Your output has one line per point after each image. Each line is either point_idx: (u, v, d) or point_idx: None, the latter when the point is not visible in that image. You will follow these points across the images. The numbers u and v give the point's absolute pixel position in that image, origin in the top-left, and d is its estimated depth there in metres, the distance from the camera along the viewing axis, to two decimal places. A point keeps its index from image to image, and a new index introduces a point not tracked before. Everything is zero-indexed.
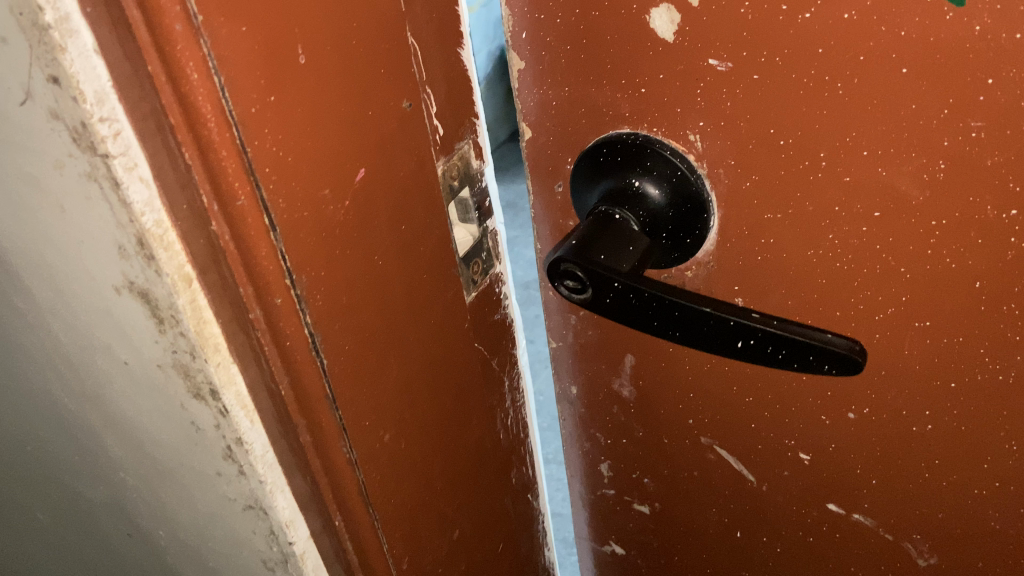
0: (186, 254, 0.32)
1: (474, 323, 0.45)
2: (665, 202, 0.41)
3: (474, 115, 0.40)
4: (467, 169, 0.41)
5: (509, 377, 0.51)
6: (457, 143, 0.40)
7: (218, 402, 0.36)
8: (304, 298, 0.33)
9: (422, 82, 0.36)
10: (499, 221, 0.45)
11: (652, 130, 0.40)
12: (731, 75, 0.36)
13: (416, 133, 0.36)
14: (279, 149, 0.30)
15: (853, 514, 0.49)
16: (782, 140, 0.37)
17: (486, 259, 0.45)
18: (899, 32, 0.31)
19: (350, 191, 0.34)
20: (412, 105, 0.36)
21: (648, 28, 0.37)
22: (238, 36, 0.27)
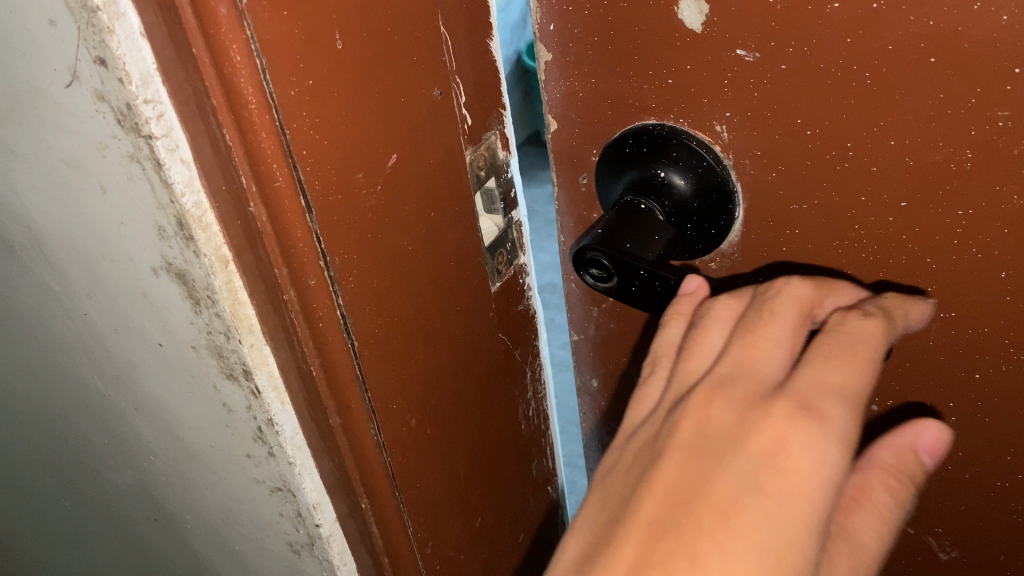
0: (223, 235, 0.33)
1: (498, 312, 0.45)
2: (690, 192, 0.42)
3: (501, 106, 0.41)
4: (494, 159, 0.42)
5: (531, 369, 0.51)
6: (485, 133, 0.40)
7: (250, 382, 0.37)
8: (337, 280, 0.33)
9: (452, 71, 0.36)
10: (523, 211, 0.46)
11: (678, 121, 0.41)
12: (758, 66, 0.37)
13: (447, 121, 0.37)
14: (316, 133, 0.30)
15: None
16: (809, 130, 0.37)
17: (511, 250, 0.45)
18: (927, 22, 0.32)
19: (382, 176, 0.34)
20: (443, 94, 0.36)
21: (676, 19, 0.38)
22: (280, 20, 0.27)
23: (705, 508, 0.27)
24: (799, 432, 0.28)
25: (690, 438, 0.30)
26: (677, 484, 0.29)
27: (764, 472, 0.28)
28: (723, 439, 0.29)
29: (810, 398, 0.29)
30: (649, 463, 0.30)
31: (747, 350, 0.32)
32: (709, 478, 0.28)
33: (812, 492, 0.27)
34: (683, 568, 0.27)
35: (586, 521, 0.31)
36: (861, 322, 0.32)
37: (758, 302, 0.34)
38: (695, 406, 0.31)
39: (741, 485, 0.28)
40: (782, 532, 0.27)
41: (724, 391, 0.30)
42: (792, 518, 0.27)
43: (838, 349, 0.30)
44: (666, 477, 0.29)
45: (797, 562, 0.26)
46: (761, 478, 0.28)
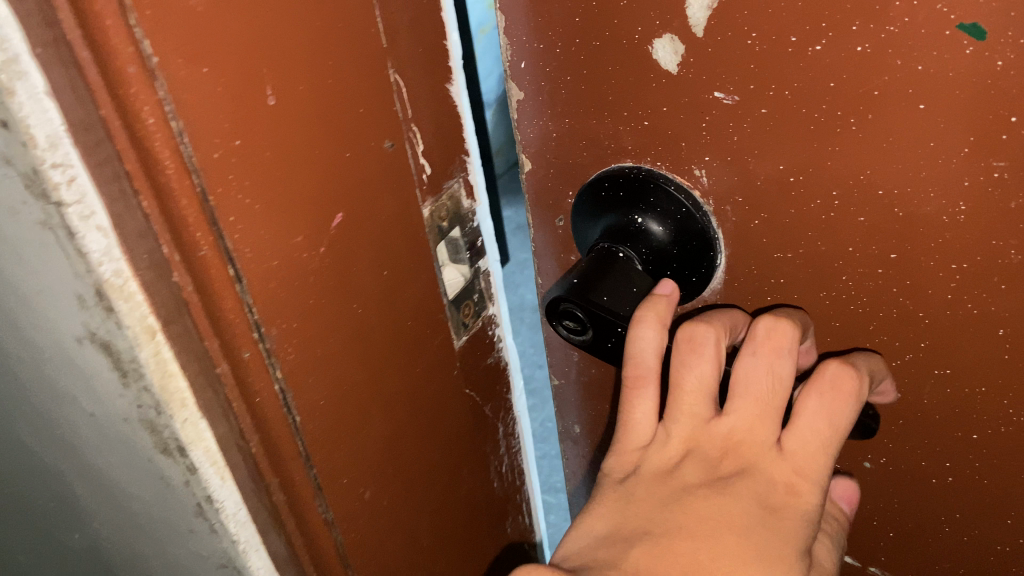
0: (149, 305, 0.29)
1: (464, 370, 0.44)
2: (668, 239, 0.39)
3: (465, 152, 0.39)
4: (458, 210, 0.40)
5: (504, 423, 0.50)
6: (447, 182, 0.39)
7: (186, 458, 0.35)
8: (273, 352, 0.32)
9: (406, 120, 0.34)
10: (493, 259, 0.44)
11: (656, 164, 0.39)
12: (737, 109, 0.35)
13: (403, 174, 0.35)
14: (246, 196, 0.29)
15: (870, 566, 0.46)
16: (793, 177, 0.35)
17: (478, 301, 0.44)
18: (916, 66, 0.30)
19: (328, 236, 0.33)
20: (395, 145, 0.34)
21: (650, 59, 0.35)
22: (200, 77, 0.25)
23: (722, 534, 0.33)
24: (795, 488, 0.34)
25: (711, 479, 0.35)
26: (699, 513, 0.34)
27: (771, 511, 0.33)
28: (741, 487, 0.34)
29: (803, 461, 0.34)
30: (673, 487, 0.35)
31: (755, 415, 0.35)
32: (727, 509, 0.33)
33: (801, 526, 0.33)
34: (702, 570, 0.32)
35: (610, 508, 0.37)
36: (841, 383, 0.34)
37: (756, 364, 0.35)
38: (716, 455, 0.35)
39: (753, 520, 0.33)
40: (785, 552, 0.32)
41: (740, 450, 0.35)
42: (788, 545, 0.32)
43: (830, 416, 0.34)
44: (692, 501, 0.34)
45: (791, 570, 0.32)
46: (768, 519, 0.33)
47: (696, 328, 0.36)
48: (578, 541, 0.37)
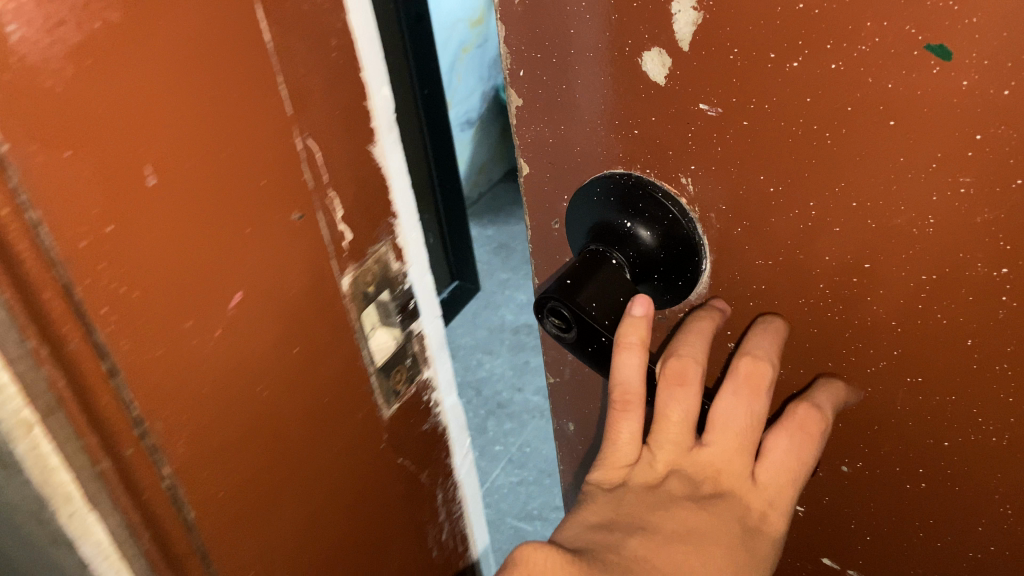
0: (23, 401, 0.30)
1: (391, 437, 0.49)
2: (655, 244, 0.41)
3: (391, 216, 0.43)
4: (386, 273, 0.44)
5: (442, 489, 0.56)
6: (372, 246, 0.43)
7: (78, 550, 0.35)
8: (157, 446, 0.33)
9: (315, 190, 0.38)
10: (424, 325, 0.49)
11: (645, 171, 0.40)
12: (721, 121, 0.36)
13: (314, 239, 0.38)
14: (119, 285, 0.30)
15: (848, 570, 0.47)
16: (772, 187, 0.37)
17: (411, 365, 0.48)
18: (886, 84, 0.31)
19: (224, 318, 0.35)
20: (304, 216, 0.37)
21: (639, 71, 0.37)
22: (62, 161, 0.26)
23: (712, 544, 0.36)
24: (769, 514, 0.37)
25: (698, 497, 0.37)
26: (692, 522, 0.36)
27: (749, 533, 0.37)
28: (725, 508, 0.37)
29: (775, 493, 0.37)
30: (663, 500, 0.37)
31: (734, 449, 0.37)
32: (714, 524, 0.36)
33: (771, 549, 0.37)
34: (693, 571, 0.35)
35: (603, 508, 0.38)
36: (807, 421, 0.38)
37: (730, 405, 0.38)
38: (702, 478, 0.37)
39: (736, 537, 0.36)
40: (758, 565, 0.36)
41: (721, 476, 0.37)
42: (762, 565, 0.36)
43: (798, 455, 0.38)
44: (682, 512, 0.36)
45: None
46: (748, 539, 0.36)
47: (676, 361, 0.38)
48: (571, 533, 0.38)
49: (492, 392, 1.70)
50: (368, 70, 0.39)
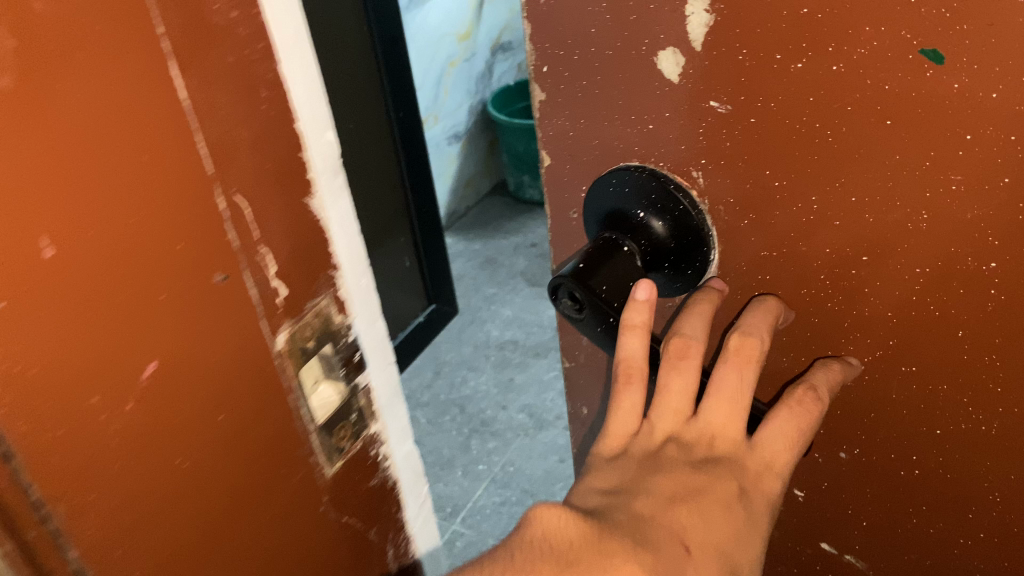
0: None
1: (335, 492, 0.54)
2: (666, 234, 0.44)
3: (331, 272, 0.49)
4: (327, 327, 0.50)
5: (392, 539, 0.62)
6: (312, 300, 0.48)
7: None
8: (60, 521, 0.36)
9: (238, 251, 0.42)
10: (371, 376, 0.55)
11: (659, 164, 0.43)
12: (730, 117, 0.38)
13: (240, 296, 0.43)
14: (21, 365, 0.33)
15: (845, 555, 0.49)
16: (777, 182, 0.39)
17: (358, 417, 0.55)
18: (883, 85, 0.33)
19: (136, 387, 0.38)
20: (227, 277, 0.41)
21: (655, 69, 0.39)
22: None
23: (710, 501, 0.37)
24: (766, 478, 0.39)
25: (696, 459, 0.39)
26: (690, 481, 0.37)
27: (747, 494, 0.38)
28: (723, 468, 0.38)
29: (771, 458, 0.39)
30: (662, 462, 0.39)
31: (730, 417, 0.40)
32: (713, 481, 0.38)
33: (768, 514, 0.38)
34: (696, 523, 0.36)
35: (605, 476, 0.39)
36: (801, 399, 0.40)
37: (727, 375, 0.40)
38: (699, 442, 0.39)
39: (734, 495, 0.37)
40: (755, 526, 0.37)
41: (719, 442, 0.39)
42: (758, 526, 0.37)
43: (791, 427, 0.40)
44: (681, 472, 0.38)
45: (759, 550, 0.37)
46: (746, 500, 0.38)
47: (681, 338, 0.41)
48: (577, 497, 0.39)
49: (477, 411, 1.80)
50: (305, 123, 0.44)
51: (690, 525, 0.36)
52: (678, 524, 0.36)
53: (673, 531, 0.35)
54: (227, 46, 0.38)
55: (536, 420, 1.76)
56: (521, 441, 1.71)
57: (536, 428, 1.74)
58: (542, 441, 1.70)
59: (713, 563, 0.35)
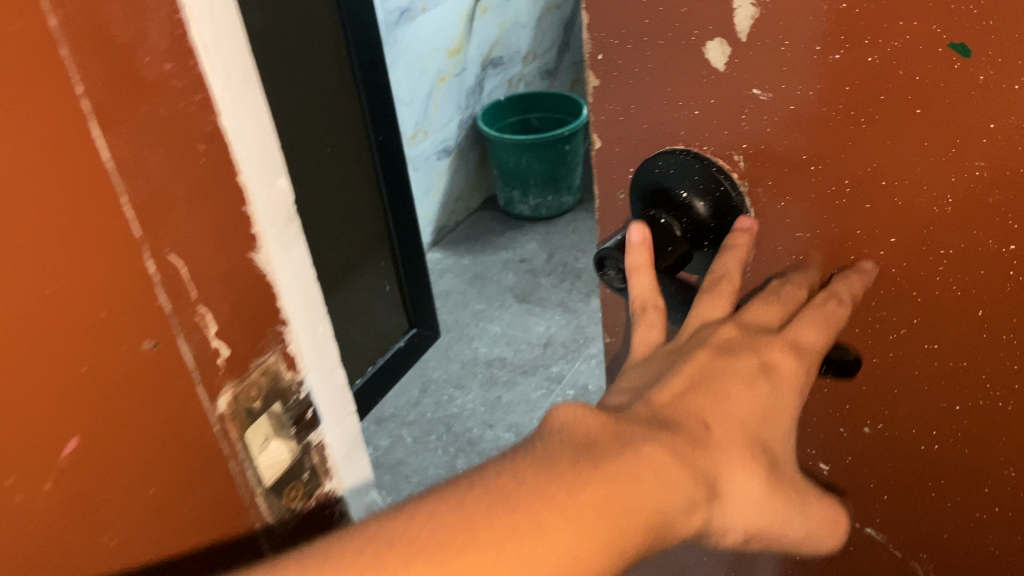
0: None
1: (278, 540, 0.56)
2: (708, 214, 0.47)
3: (280, 329, 0.50)
4: (276, 385, 0.52)
5: None
6: (261, 356, 0.50)
7: None
8: None
9: (170, 314, 0.42)
10: (321, 434, 0.57)
11: (703, 148, 0.45)
12: (771, 104, 0.41)
13: (175, 359, 0.44)
14: None
15: (866, 528, 0.52)
16: (813, 166, 0.42)
17: (304, 474, 0.57)
18: (914, 77, 0.36)
19: (58, 461, 0.39)
20: (159, 343, 0.42)
21: (703, 58, 0.42)
22: None
23: (731, 382, 0.41)
24: (791, 355, 0.42)
25: (718, 345, 0.42)
26: (708, 367, 0.41)
27: (769, 370, 0.41)
28: (745, 343, 0.42)
29: (794, 338, 0.42)
30: (687, 351, 0.43)
31: (756, 311, 0.44)
32: (733, 363, 0.41)
33: (794, 388, 0.42)
34: (715, 404, 0.40)
35: (636, 373, 0.43)
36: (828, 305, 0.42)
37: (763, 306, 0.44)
38: (723, 330, 0.43)
39: (757, 374, 0.41)
40: (780, 398, 0.41)
41: (744, 328, 0.43)
42: (784, 397, 0.41)
43: (814, 322, 0.42)
44: (702, 356, 0.42)
45: (786, 416, 0.41)
46: (768, 376, 0.41)
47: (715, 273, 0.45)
48: (615, 391, 0.43)
49: (462, 432, 1.80)
50: (250, 178, 0.45)
51: (711, 407, 0.39)
52: (701, 407, 0.39)
53: (695, 411, 0.39)
54: (158, 101, 0.38)
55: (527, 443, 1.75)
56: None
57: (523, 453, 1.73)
58: None
59: (737, 433, 0.39)
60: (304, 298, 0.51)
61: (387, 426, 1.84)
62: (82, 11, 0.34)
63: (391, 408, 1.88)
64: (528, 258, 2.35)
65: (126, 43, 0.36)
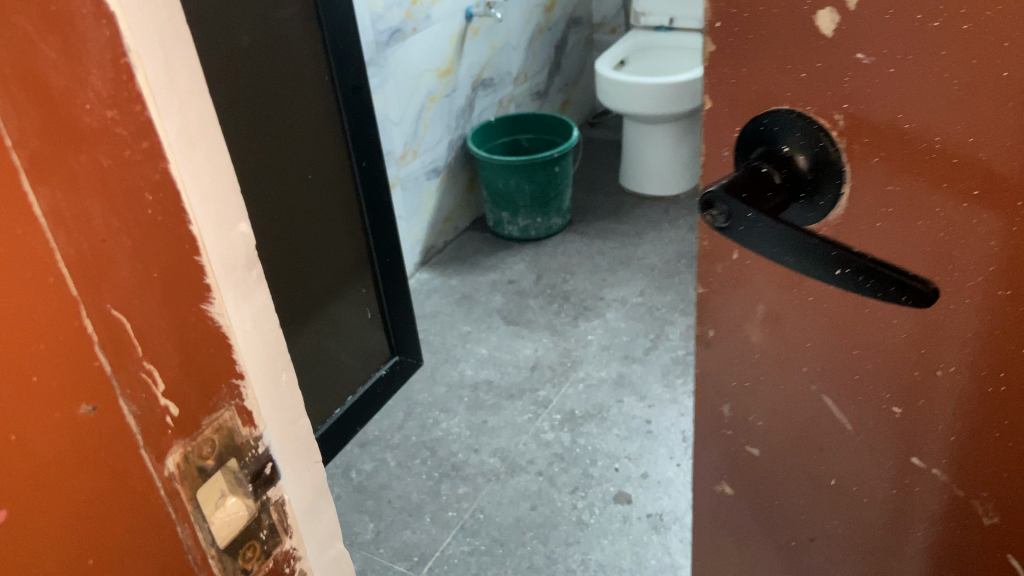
0: None
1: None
2: (807, 167, 0.52)
3: (237, 377, 0.47)
4: (237, 444, 0.49)
5: None
6: (216, 411, 0.46)
7: None
8: None
9: (110, 381, 0.39)
10: (286, 487, 0.54)
11: (806, 108, 0.51)
12: (872, 67, 0.47)
13: (117, 424, 0.40)
14: None
15: (931, 468, 0.58)
16: (907, 124, 0.47)
17: (268, 532, 0.52)
18: (1003, 42, 0.41)
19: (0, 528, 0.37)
20: (97, 408, 0.39)
21: (813, 25, 0.48)
22: None
23: None
24: None
25: None
26: None
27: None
28: None
29: None
30: None
31: None
32: None
33: None
34: None
35: None
36: None
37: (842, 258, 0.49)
38: None
39: None
40: None
41: None
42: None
43: None
44: None
45: None
46: None
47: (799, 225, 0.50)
48: None
49: (446, 455, 1.92)
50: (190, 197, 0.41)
51: None
52: None
53: None
54: (101, 149, 0.36)
55: (507, 464, 1.88)
56: (490, 486, 1.82)
57: (505, 474, 1.85)
58: (512, 488, 1.82)
59: None
60: (258, 340, 0.48)
61: (373, 449, 1.96)
62: (18, 61, 0.32)
63: (375, 430, 2.01)
64: (518, 281, 2.56)
65: (62, 92, 0.33)
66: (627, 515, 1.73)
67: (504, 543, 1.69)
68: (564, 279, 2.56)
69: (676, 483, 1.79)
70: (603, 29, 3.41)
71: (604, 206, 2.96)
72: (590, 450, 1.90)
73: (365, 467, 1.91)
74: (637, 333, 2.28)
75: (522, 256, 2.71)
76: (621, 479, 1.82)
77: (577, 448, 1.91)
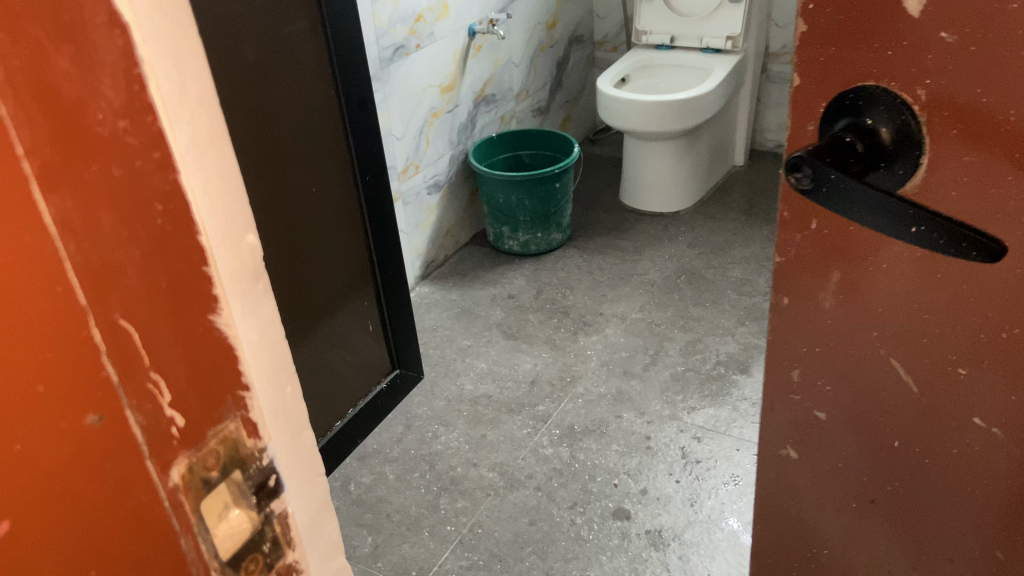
0: None
1: None
2: (889, 139, 0.57)
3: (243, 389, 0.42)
4: (239, 454, 0.43)
5: None
6: (218, 423, 0.41)
7: None
8: None
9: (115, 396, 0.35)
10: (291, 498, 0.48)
11: (890, 84, 0.56)
12: (955, 44, 0.52)
13: (120, 437, 0.36)
14: None
15: (990, 427, 0.63)
16: (986, 98, 0.51)
17: (270, 549, 0.47)
18: None
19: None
20: (103, 418, 0.35)
21: (902, 6, 0.53)
22: None
23: None
24: None
25: None
26: None
27: None
28: None
29: None
30: None
31: None
32: None
33: None
34: None
35: None
36: None
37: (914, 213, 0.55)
38: None
39: None
40: None
41: None
42: None
43: None
44: None
45: None
46: None
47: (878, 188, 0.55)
48: None
49: (445, 469, 1.94)
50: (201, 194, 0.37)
51: None
52: None
53: None
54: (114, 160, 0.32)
55: (505, 479, 1.90)
56: (490, 501, 1.85)
57: (504, 488, 1.88)
58: (511, 502, 1.84)
59: None
60: (267, 357, 0.44)
61: (371, 462, 1.99)
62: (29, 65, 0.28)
63: (374, 443, 2.04)
64: (519, 296, 2.59)
65: (73, 102, 0.30)
66: (626, 531, 1.74)
67: (504, 558, 1.71)
68: (564, 295, 2.58)
69: (675, 500, 1.81)
70: (604, 48, 3.46)
71: (605, 222, 2.97)
72: (589, 466, 1.91)
73: (364, 480, 1.93)
74: (636, 349, 2.30)
75: (522, 271, 2.73)
76: (621, 495, 1.83)
77: (576, 465, 1.92)
